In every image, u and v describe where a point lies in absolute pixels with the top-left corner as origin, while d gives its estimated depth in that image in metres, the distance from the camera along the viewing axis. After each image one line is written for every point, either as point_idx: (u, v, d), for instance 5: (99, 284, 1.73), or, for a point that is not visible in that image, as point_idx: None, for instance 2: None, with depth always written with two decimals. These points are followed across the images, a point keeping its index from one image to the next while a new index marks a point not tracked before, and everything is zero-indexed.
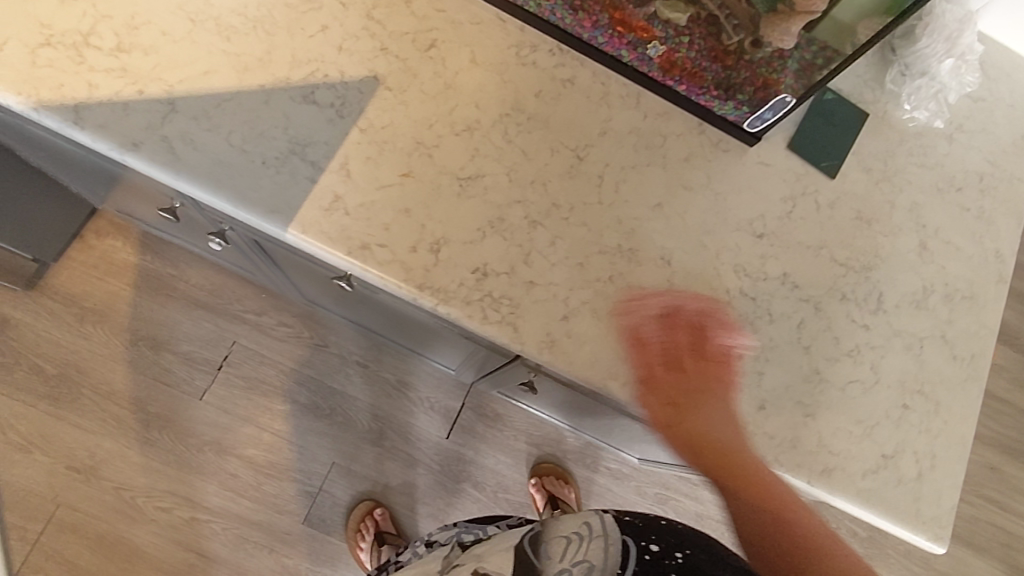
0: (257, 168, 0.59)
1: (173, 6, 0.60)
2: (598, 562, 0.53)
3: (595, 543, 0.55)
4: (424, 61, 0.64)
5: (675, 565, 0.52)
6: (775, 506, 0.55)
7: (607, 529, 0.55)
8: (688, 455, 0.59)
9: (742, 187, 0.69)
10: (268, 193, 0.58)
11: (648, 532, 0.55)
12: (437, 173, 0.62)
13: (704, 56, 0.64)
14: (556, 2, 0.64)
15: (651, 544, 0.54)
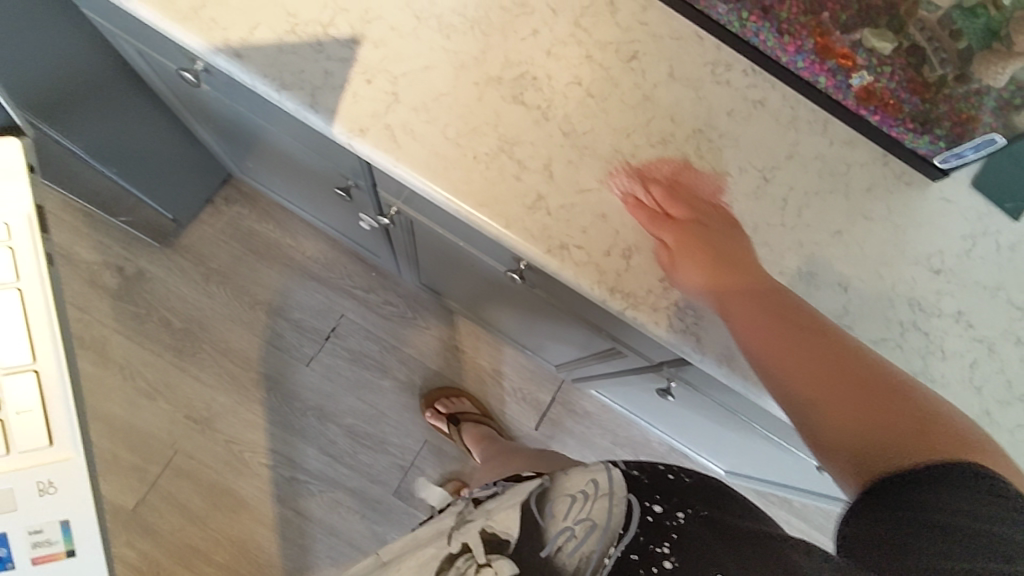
0: (469, 162, 0.62)
1: (402, 4, 0.64)
2: (601, 522, 0.55)
3: (600, 504, 0.56)
4: (625, 72, 0.67)
5: (674, 526, 0.53)
6: (903, 406, 0.45)
7: (612, 487, 0.57)
8: (759, 319, 0.53)
9: (923, 221, 0.69)
10: (478, 187, 0.61)
11: (653, 491, 0.56)
12: (655, 205, 0.62)
13: (903, 88, 0.64)
14: (763, 24, 0.66)
15: (655, 506, 0.55)
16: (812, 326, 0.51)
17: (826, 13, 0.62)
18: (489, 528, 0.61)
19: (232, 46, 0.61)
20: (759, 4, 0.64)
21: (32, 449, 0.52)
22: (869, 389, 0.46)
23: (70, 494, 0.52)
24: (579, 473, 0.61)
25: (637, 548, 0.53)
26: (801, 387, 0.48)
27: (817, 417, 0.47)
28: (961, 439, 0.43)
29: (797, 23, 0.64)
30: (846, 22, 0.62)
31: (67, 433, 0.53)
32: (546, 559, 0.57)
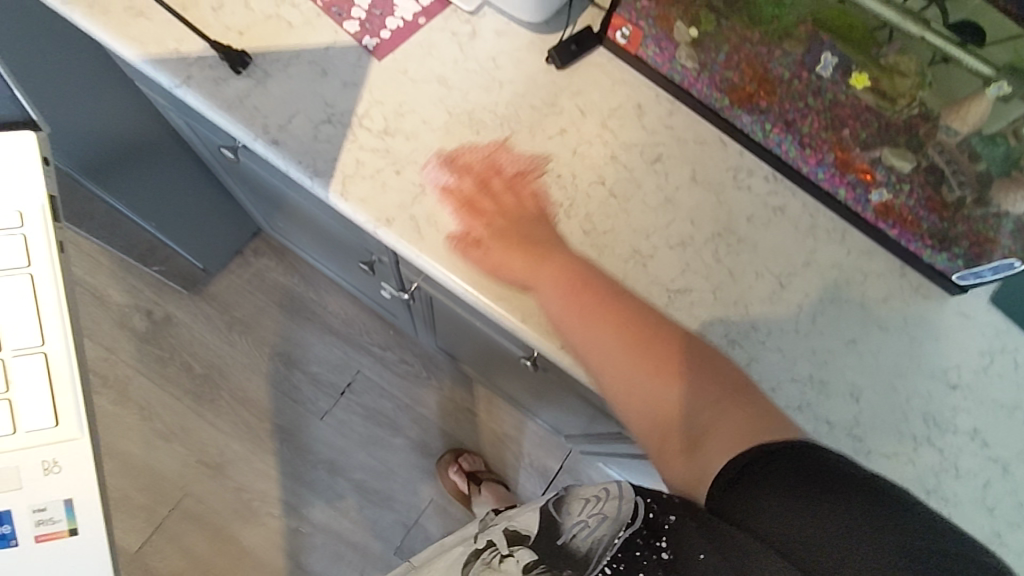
0: None
1: (436, 100, 0.67)
2: (613, 513, 0.55)
3: (611, 503, 0.57)
4: (647, 173, 0.69)
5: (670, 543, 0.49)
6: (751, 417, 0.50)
7: (622, 490, 0.57)
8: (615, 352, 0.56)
9: (940, 335, 0.69)
10: (498, 280, 0.63)
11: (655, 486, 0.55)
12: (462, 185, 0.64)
13: (921, 206, 0.65)
14: (785, 136, 0.68)
15: (658, 502, 0.52)
16: (679, 341, 0.56)
17: (846, 129, 0.64)
18: (513, 528, 0.66)
19: (272, 133, 0.64)
20: (782, 117, 0.67)
21: (36, 427, 0.54)
22: (729, 393, 0.52)
23: (72, 468, 0.54)
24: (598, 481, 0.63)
25: (638, 545, 0.51)
26: (705, 399, 0.52)
27: (670, 395, 0.53)
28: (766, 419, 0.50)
29: (818, 137, 0.66)
30: (866, 139, 0.64)
31: (72, 415, 0.55)
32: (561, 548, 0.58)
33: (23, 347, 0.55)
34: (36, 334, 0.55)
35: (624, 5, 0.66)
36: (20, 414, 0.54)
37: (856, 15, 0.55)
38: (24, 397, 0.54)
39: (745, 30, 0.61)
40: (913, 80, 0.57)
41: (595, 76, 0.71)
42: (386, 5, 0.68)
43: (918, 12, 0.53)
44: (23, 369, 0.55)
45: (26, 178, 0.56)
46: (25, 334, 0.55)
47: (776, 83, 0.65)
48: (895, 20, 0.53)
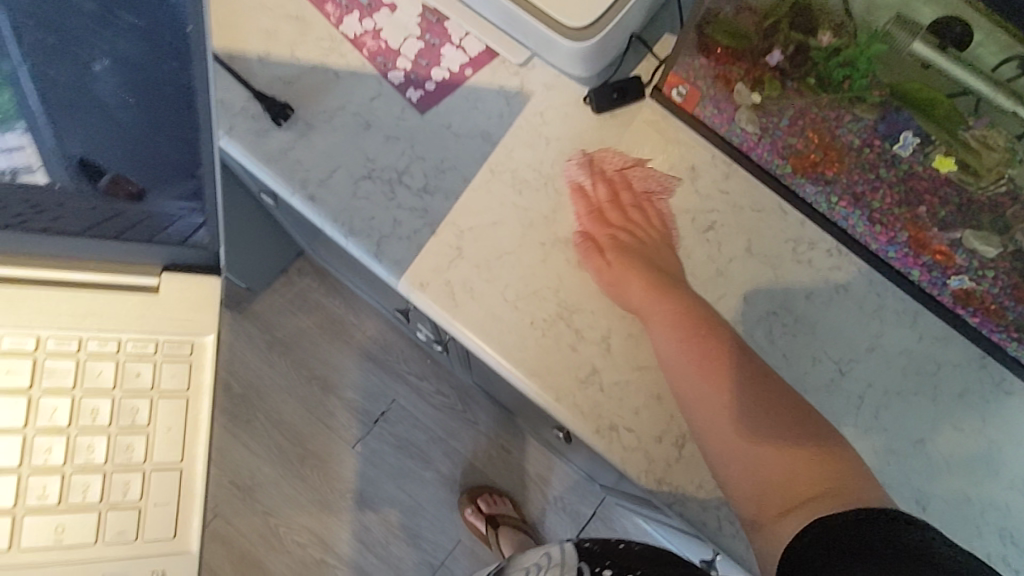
0: (525, 327, 0.60)
1: (478, 156, 0.64)
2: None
3: None
4: (699, 243, 0.64)
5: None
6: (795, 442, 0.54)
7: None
8: (709, 376, 0.55)
9: (1023, 439, 0.62)
10: (532, 354, 0.60)
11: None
12: (597, 196, 0.64)
13: (1007, 295, 0.58)
14: (853, 210, 0.62)
15: None
16: (736, 351, 0.57)
17: (923, 206, 0.58)
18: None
19: (308, 187, 0.63)
20: (850, 189, 0.62)
21: (154, 538, 0.56)
22: (793, 422, 0.54)
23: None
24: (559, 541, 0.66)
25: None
26: (733, 418, 0.54)
27: (729, 426, 0.54)
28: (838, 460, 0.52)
29: (890, 213, 0.61)
30: (945, 218, 0.58)
31: (189, 530, 0.56)
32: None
33: (163, 463, 0.57)
34: (176, 454, 0.57)
35: (681, 63, 0.62)
36: (148, 523, 0.56)
37: (937, 84, 0.49)
38: (155, 509, 0.56)
39: (812, 95, 0.57)
40: (1004, 151, 0.49)
41: (647, 135, 0.67)
42: (432, 55, 0.66)
43: (1009, 86, 0.46)
44: (159, 486, 0.57)
45: (207, 313, 0.59)
46: (166, 449, 0.57)
47: (845, 152, 0.59)
48: (985, 92, 0.47)
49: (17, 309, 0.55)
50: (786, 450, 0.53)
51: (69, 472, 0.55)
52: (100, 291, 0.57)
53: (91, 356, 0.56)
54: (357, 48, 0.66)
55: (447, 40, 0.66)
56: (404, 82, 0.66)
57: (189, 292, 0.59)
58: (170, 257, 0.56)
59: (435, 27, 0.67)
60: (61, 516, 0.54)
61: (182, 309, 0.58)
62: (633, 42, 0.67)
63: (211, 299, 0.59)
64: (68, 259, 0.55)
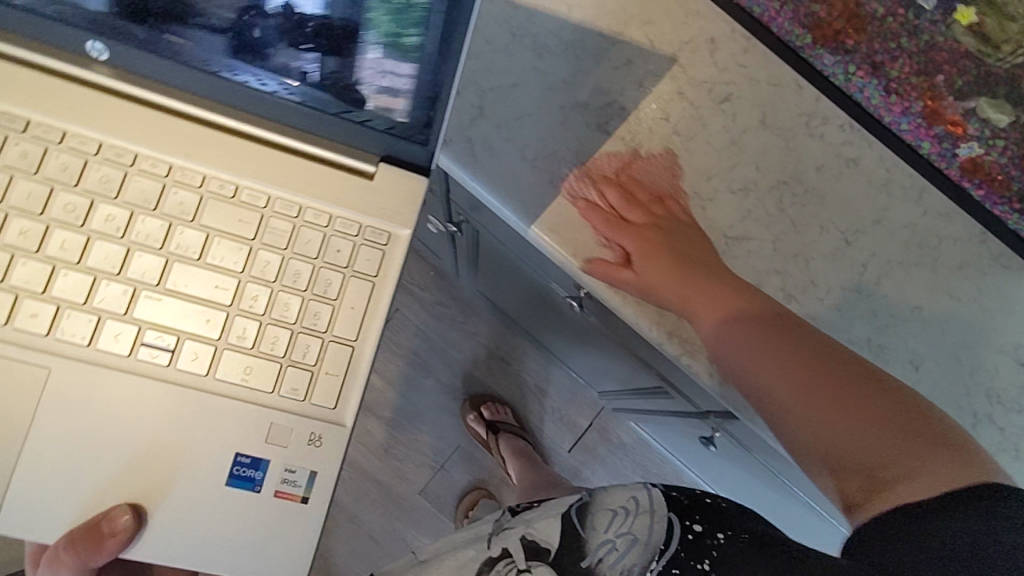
0: (545, 188, 0.62)
1: (500, 19, 0.64)
2: (642, 537, 0.50)
3: (643, 518, 0.51)
4: (715, 113, 0.65)
5: (714, 546, 0.48)
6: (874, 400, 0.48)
7: (655, 505, 0.52)
8: (732, 305, 0.56)
9: (1016, 308, 0.64)
10: (551, 214, 0.61)
11: (694, 510, 0.51)
12: (608, 202, 0.62)
13: (1016, 165, 0.60)
14: (870, 80, 0.63)
15: (695, 524, 0.50)
16: (779, 318, 0.55)
17: (942, 75, 0.60)
18: (529, 536, 0.54)
19: None
20: (869, 59, 0.62)
21: (290, 395, 0.57)
22: (863, 395, 0.49)
23: (330, 445, 0.56)
24: (622, 487, 0.55)
25: (676, 563, 0.48)
26: (784, 364, 0.51)
27: (798, 393, 0.50)
28: (972, 456, 0.44)
29: (908, 82, 0.62)
30: (962, 88, 0.59)
31: (350, 406, 0.57)
32: (582, 571, 0.51)
33: (342, 336, 0.58)
34: (364, 304, 0.59)
35: None
36: (316, 390, 0.57)
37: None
38: (328, 377, 0.58)
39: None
40: None
41: (668, 5, 0.66)
42: None
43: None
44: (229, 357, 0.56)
45: (410, 207, 0.59)
46: (348, 325, 0.59)
47: (868, 21, 0.60)
48: None
49: (197, 144, 0.57)
50: (874, 409, 0.48)
51: (233, 314, 0.57)
52: (193, 124, 0.57)
53: (275, 213, 0.58)
54: None
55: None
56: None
57: (392, 186, 0.59)
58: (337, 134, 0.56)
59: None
60: (254, 358, 0.57)
61: (391, 198, 0.59)
62: None
63: (415, 194, 0.58)
64: (271, 123, 0.56)
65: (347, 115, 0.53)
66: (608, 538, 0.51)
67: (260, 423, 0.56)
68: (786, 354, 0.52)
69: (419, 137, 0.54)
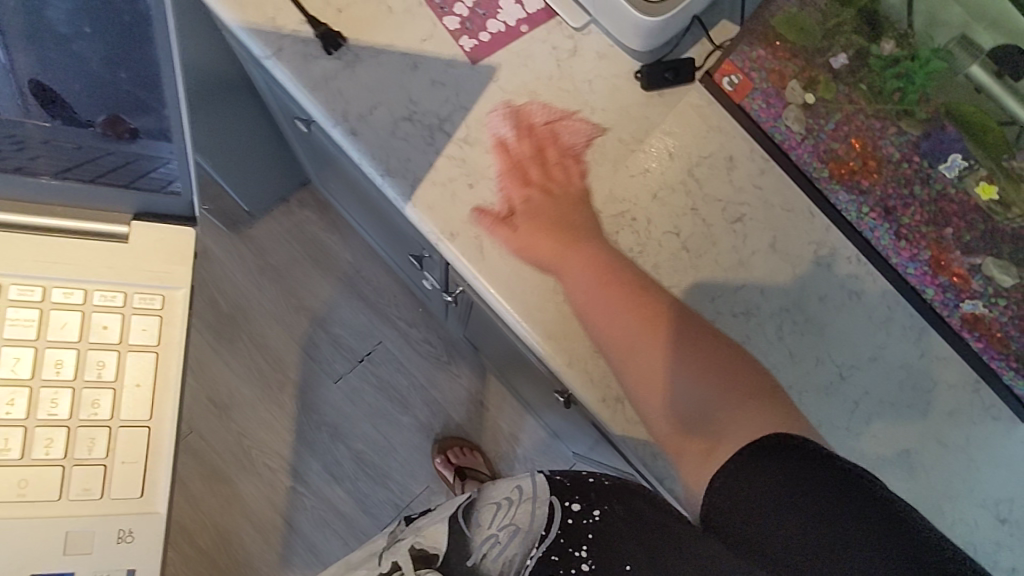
0: (548, 291, 0.61)
1: (522, 115, 0.64)
2: (523, 525, 0.61)
3: (524, 509, 0.62)
4: (726, 232, 0.65)
5: (592, 525, 0.57)
6: (738, 377, 0.56)
7: (537, 491, 0.62)
8: (626, 333, 0.58)
9: (1001, 462, 0.65)
10: (550, 317, 0.61)
11: (575, 491, 0.60)
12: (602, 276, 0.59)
13: (1015, 326, 0.61)
14: (882, 223, 0.64)
15: (574, 506, 0.58)
16: (708, 334, 0.59)
17: (950, 228, 0.60)
18: (418, 545, 0.66)
19: (350, 121, 0.62)
20: (882, 202, 0.63)
21: (123, 498, 0.65)
22: (718, 363, 0.57)
23: (143, 540, 0.65)
24: (507, 483, 0.67)
25: (556, 549, 0.57)
26: (704, 394, 0.56)
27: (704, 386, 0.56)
28: (774, 404, 0.55)
29: (918, 230, 0.62)
30: (969, 242, 0.59)
31: (157, 494, 0.66)
32: (471, 568, 0.62)
33: (130, 421, 0.66)
34: (148, 410, 0.67)
35: (738, 52, 0.62)
36: (112, 483, 0.65)
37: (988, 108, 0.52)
38: (120, 468, 0.65)
39: (870, 108, 0.59)
40: None
41: (691, 117, 0.66)
42: (490, 7, 0.65)
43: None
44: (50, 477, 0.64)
45: (182, 267, 0.68)
46: (137, 411, 0.67)
47: (884, 165, 0.61)
48: None
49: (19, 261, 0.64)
50: (690, 420, 0.56)
51: (34, 425, 0.64)
52: (39, 234, 0.64)
53: (56, 307, 0.65)
54: None
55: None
56: (456, 30, 0.64)
57: (164, 238, 0.67)
58: (145, 207, 0.64)
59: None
60: (23, 470, 0.63)
61: (156, 258, 0.67)
62: (692, 22, 0.66)
63: (183, 253, 0.67)
64: (83, 209, 0.64)
65: (160, 171, 0.58)
66: (492, 533, 0.63)
67: (53, 536, 0.63)
68: (700, 384, 0.56)
69: (170, 192, 0.62)
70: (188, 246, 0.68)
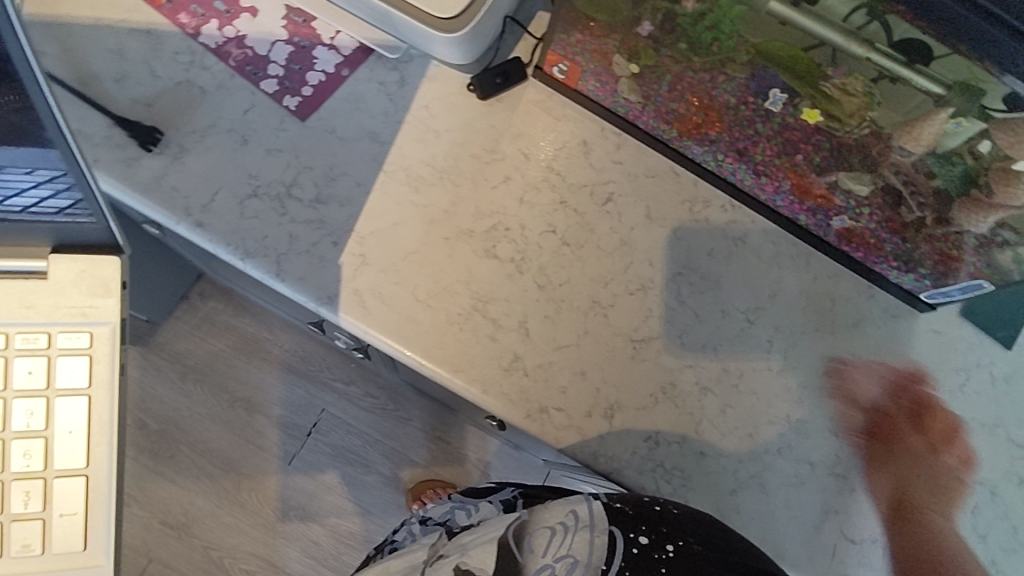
0: (443, 325, 0.60)
1: (369, 158, 0.62)
2: (583, 558, 0.47)
3: (581, 537, 0.49)
4: (600, 216, 0.65)
5: (665, 561, 0.47)
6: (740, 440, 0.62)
7: (594, 518, 0.49)
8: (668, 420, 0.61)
9: (913, 355, 0.67)
10: (451, 350, 0.59)
11: (639, 521, 0.49)
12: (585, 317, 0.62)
13: (882, 228, 0.63)
14: (739, 166, 0.65)
15: (641, 537, 0.48)
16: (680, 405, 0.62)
17: (800, 154, 0.61)
18: (462, 565, 0.50)
19: (192, 214, 0.59)
20: (733, 147, 0.64)
21: (65, 550, 0.55)
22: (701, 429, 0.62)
23: None
24: (559, 501, 0.51)
25: None
26: (716, 462, 0.61)
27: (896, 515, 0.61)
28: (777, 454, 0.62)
29: (772, 164, 0.63)
30: (821, 163, 0.60)
31: (102, 544, 0.55)
32: None
33: (66, 469, 0.55)
34: (83, 423, 0.55)
35: (557, 40, 0.62)
36: (53, 536, 0.55)
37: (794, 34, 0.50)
38: (60, 519, 0.54)
39: (685, 57, 0.57)
40: (863, 93, 0.51)
41: (536, 114, 0.66)
42: (306, 59, 0.63)
43: (858, 35, 0.47)
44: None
45: (107, 298, 0.53)
46: (73, 454, 0.55)
47: (723, 112, 0.61)
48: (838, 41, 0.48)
49: None
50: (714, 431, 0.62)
51: None
52: None
53: (20, 354, 0.54)
54: (221, 60, 0.62)
55: (319, 41, 0.64)
56: (277, 92, 0.62)
57: (89, 268, 0.52)
58: (57, 235, 0.49)
59: (302, 28, 0.64)
60: None
61: (76, 293, 0.53)
62: (508, 21, 0.66)
63: (108, 283, 0.53)
64: None
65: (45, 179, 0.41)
66: (546, 564, 0.48)
67: None
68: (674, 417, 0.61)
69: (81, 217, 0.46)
70: (117, 275, 0.53)
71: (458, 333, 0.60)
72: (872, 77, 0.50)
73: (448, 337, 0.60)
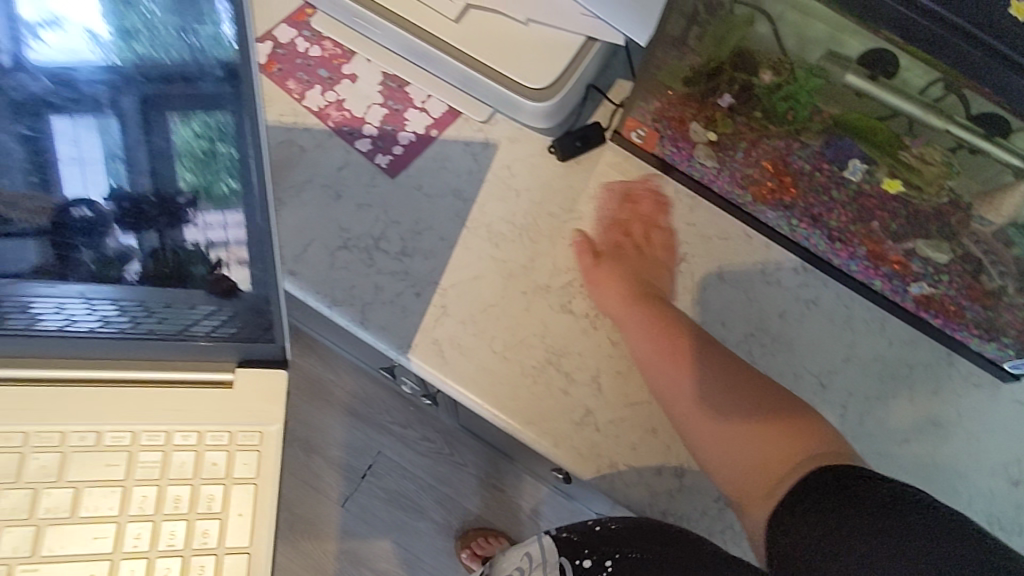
0: (518, 376, 0.61)
1: (454, 215, 0.66)
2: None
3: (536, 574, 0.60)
4: (673, 275, 0.66)
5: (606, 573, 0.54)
6: (763, 396, 0.57)
7: (544, 555, 0.60)
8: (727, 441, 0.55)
9: (997, 427, 0.66)
10: (524, 401, 0.61)
11: (580, 547, 0.57)
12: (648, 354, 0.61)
13: (962, 296, 0.62)
14: (813, 230, 0.66)
15: (584, 561, 0.56)
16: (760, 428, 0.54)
17: (876, 221, 0.62)
18: None
19: (287, 263, 0.63)
20: (807, 212, 0.65)
21: None
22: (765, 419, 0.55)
23: None
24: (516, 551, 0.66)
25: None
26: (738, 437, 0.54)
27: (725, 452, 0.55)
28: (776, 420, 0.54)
29: (847, 229, 0.64)
30: (897, 229, 0.61)
31: None
32: None
33: (232, 547, 0.52)
34: (250, 509, 0.53)
35: (636, 108, 0.66)
36: None
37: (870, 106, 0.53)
38: None
39: (760, 125, 0.61)
40: (941, 163, 0.54)
41: (612, 177, 0.69)
42: (398, 121, 0.68)
43: (935, 106, 0.50)
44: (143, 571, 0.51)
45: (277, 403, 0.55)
46: (238, 537, 0.52)
47: (798, 178, 0.63)
48: (914, 113, 0.52)
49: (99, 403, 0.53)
50: (759, 434, 0.54)
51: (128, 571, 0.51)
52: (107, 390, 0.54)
53: (177, 448, 0.54)
54: (322, 121, 0.68)
55: (411, 105, 0.69)
56: (371, 151, 0.67)
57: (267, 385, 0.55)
58: (241, 352, 0.53)
59: (396, 94, 0.69)
60: None
61: (252, 400, 0.55)
62: (589, 89, 0.70)
63: (279, 390, 0.55)
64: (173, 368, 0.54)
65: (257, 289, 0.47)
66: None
67: None
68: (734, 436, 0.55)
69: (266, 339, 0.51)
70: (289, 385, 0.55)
71: (531, 383, 0.61)
72: (950, 146, 0.52)
73: (521, 386, 0.61)
